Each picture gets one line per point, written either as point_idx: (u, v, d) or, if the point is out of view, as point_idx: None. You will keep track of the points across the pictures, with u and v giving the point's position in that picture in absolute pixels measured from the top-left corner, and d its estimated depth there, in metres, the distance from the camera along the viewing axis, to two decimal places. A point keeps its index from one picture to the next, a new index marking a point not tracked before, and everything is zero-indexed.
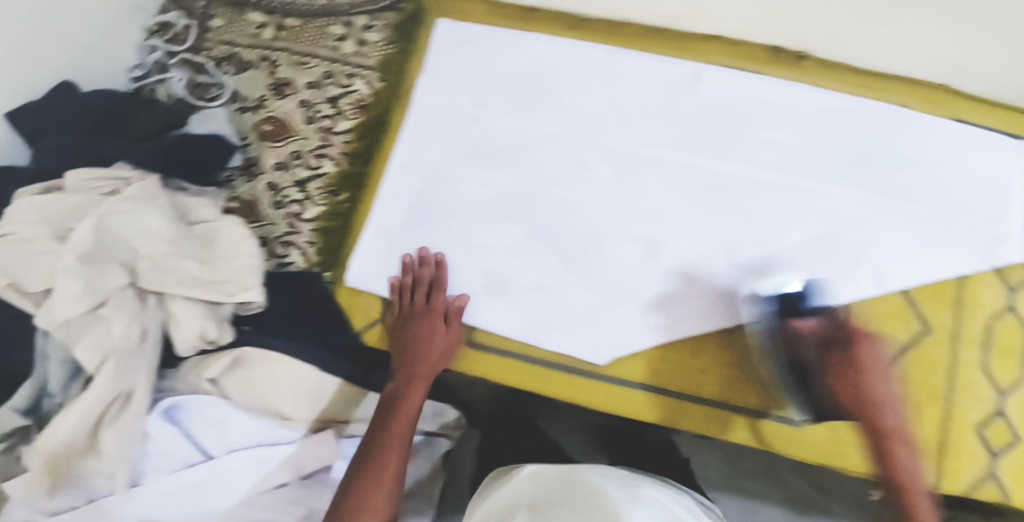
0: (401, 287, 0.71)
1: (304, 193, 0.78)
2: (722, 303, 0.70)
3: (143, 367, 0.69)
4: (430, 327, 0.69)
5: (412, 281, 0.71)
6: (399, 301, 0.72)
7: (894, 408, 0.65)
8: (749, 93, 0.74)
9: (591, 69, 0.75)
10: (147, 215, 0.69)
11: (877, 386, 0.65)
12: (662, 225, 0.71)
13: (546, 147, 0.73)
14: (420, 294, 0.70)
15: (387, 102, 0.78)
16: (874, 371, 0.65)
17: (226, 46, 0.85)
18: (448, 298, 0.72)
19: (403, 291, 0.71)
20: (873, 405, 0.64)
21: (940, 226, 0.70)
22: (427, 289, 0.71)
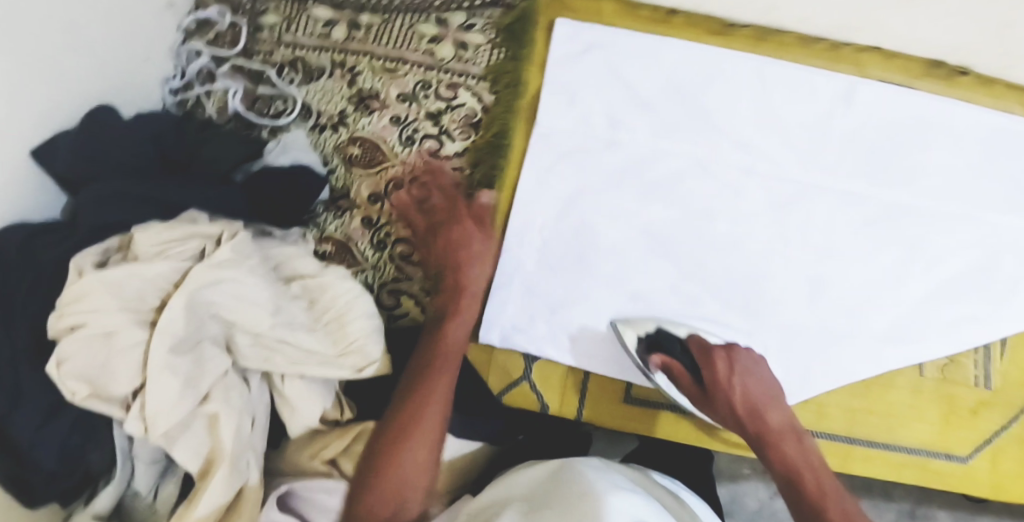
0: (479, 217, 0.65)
1: (412, 230, 0.67)
2: (892, 344, 0.66)
3: (254, 460, 0.58)
4: (471, 241, 0.65)
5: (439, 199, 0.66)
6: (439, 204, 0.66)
7: (799, 441, 0.59)
8: (913, 113, 0.67)
9: (743, 84, 0.67)
10: (246, 282, 0.56)
11: (767, 418, 0.60)
12: (826, 259, 0.66)
13: (706, 177, 0.66)
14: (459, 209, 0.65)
15: (504, 121, 0.67)
16: (766, 401, 0.60)
17: (287, 49, 0.71)
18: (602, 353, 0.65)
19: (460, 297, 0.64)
20: (779, 437, 0.59)
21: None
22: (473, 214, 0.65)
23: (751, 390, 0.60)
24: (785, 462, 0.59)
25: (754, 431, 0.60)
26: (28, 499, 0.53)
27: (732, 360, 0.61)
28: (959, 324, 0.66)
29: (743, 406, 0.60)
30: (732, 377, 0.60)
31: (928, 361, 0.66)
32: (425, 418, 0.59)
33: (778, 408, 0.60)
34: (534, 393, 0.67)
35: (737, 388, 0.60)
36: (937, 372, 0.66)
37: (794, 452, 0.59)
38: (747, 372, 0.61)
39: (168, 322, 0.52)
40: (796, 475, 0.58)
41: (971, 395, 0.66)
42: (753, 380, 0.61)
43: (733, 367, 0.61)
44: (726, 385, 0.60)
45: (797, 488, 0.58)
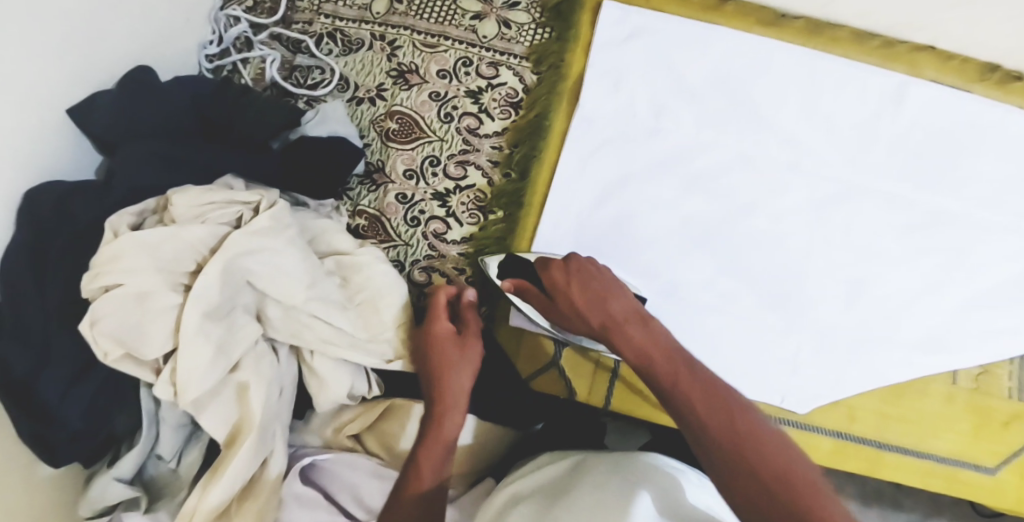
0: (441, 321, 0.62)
1: (446, 208, 0.66)
2: (927, 350, 0.65)
3: (279, 430, 0.58)
4: (448, 353, 0.59)
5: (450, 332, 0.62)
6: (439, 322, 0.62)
7: (643, 323, 0.54)
8: (961, 116, 0.66)
9: (790, 78, 0.66)
10: (283, 251, 0.56)
11: (607, 306, 0.55)
12: (865, 261, 0.65)
13: (746, 171, 0.65)
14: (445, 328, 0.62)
15: (546, 102, 0.66)
16: (605, 293, 0.56)
17: (327, 19, 0.70)
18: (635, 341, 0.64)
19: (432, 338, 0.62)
20: (626, 324, 0.54)
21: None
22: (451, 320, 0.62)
23: (588, 286, 0.56)
24: (631, 345, 0.52)
25: (598, 325, 0.55)
26: (50, 458, 0.53)
27: (574, 265, 0.58)
28: (995, 334, 0.65)
29: (585, 302, 0.56)
30: (570, 274, 0.57)
31: (961, 369, 0.65)
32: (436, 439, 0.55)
33: (620, 298, 0.56)
34: (562, 379, 0.66)
35: (573, 285, 0.57)
36: (970, 381, 0.65)
37: (648, 337, 0.52)
38: (580, 273, 0.57)
39: (203, 287, 0.51)
40: (648, 350, 0.51)
41: (1003, 407, 0.65)
42: (590, 275, 0.57)
43: (575, 269, 0.58)
44: (567, 283, 0.57)
45: (658, 371, 0.49)
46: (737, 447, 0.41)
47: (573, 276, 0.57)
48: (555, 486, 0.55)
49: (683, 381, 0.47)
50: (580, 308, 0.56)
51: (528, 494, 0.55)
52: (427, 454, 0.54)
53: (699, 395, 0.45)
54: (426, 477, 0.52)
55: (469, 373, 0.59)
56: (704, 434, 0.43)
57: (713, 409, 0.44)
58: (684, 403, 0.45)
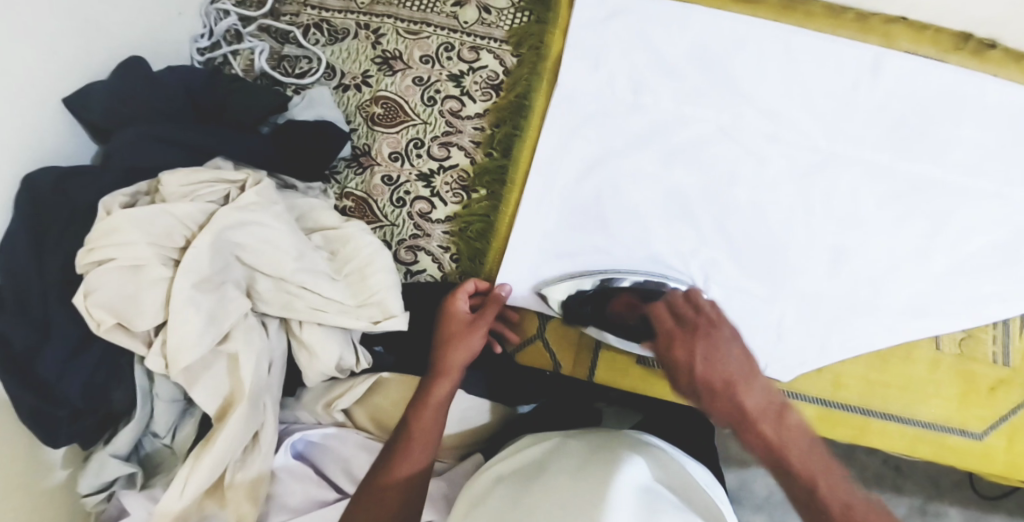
0: None
1: (430, 188, 0.68)
2: (911, 316, 0.65)
3: (269, 403, 0.59)
4: (452, 329, 0.60)
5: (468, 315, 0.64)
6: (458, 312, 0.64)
7: (780, 420, 0.47)
8: (937, 86, 0.67)
9: (766, 52, 0.67)
10: (273, 227, 0.58)
11: (740, 399, 0.48)
12: (846, 229, 0.66)
13: (725, 143, 0.66)
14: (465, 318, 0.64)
15: (526, 83, 0.68)
16: (739, 378, 0.49)
17: (313, 10, 0.72)
18: None
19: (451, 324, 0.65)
20: (762, 421, 0.47)
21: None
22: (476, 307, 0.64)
23: (695, 361, 0.50)
24: (768, 449, 0.46)
25: (727, 418, 0.49)
26: (49, 438, 0.54)
27: (701, 336, 0.52)
28: (980, 299, 0.65)
29: (704, 363, 0.50)
30: (697, 361, 0.50)
31: (944, 334, 0.66)
32: (430, 404, 0.57)
33: (751, 386, 0.49)
34: (547, 352, 0.67)
35: (699, 369, 0.50)
36: (955, 347, 0.66)
37: (774, 431, 0.47)
38: (721, 349, 0.51)
39: (193, 259, 0.54)
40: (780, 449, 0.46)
41: (989, 371, 0.66)
42: (726, 354, 0.50)
43: (701, 344, 0.51)
44: (697, 364, 0.50)
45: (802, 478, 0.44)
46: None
47: (712, 328, 0.52)
48: (522, 485, 0.54)
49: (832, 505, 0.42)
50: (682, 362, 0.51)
51: (497, 493, 0.53)
52: (420, 420, 0.56)
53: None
54: (407, 453, 0.55)
55: (470, 349, 0.59)
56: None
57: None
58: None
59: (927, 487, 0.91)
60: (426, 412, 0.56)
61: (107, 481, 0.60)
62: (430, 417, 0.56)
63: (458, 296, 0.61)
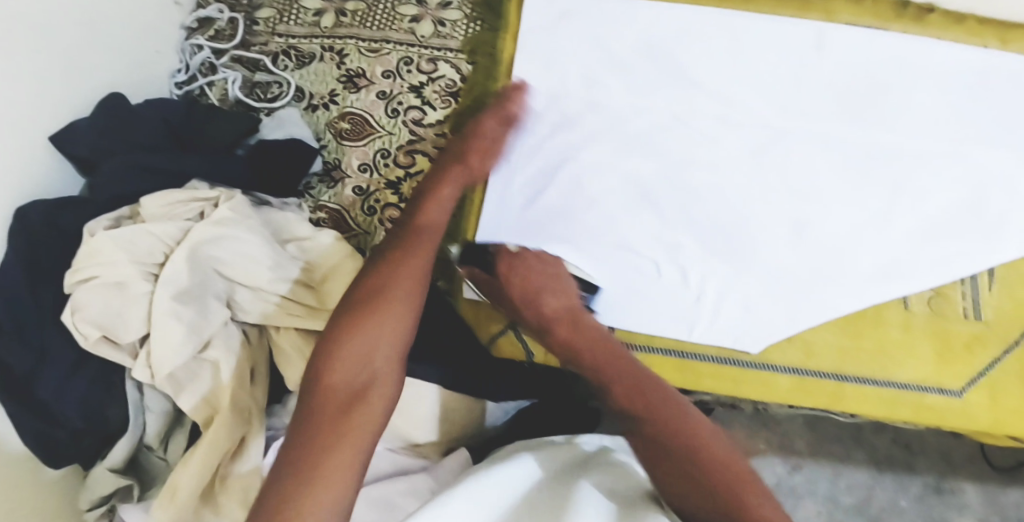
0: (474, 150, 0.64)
1: (399, 194, 0.71)
2: (879, 280, 0.66)
3: (255, 409, 0.62)
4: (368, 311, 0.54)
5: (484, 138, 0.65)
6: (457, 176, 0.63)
7: (620, 357, 0.57)
8: (880, 56, 0.69)
9: (712, 37, 0.69)
10: (244, 239, 0.61)
11: (546, 303, 0.60)
12: (805, 200, 0.67)
13: (679, 129, 0.68)
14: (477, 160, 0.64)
15: (483, 88, 0.71)
16: (569, 312, 0.60)
17: (281, 38, 0.76)
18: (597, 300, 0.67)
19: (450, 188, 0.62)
20: (561, 323, 0.59)
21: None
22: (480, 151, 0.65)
23: (557, 306, 0.60)
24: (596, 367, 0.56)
25: (555, 314, 0.60)
26: (51, 460, 0.58)
27: (518, 259, 0.64)
28: (948, 257, 0.67)
29: (547, 311, 0.60)
30: (566, 311, 0.60)
31: (913, 293, 0.66)
32: (358, 422, 0.50)
33: (556, 298, 0.61)
34: (518, 342, 0.71)
35: (546, 309, 0.60)
36: (924, 306, 0.66)
37: (654, 406, 0.53)
38: (535, 267, 0.63)
39: (172, 273, 0.58)
40: (649, 410, 0.53)
41: (960, 327, 0.66)
42: (544, 264, 0.63)
43: (518, 263, 0.63)
44: (521, 280, 0.62)
45: (653, 422, 0.52)
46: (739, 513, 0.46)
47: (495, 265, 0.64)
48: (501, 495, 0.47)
49: (698, 460, 0.49)
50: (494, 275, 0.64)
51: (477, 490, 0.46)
52: (356, 415, 0.51)
53: (690, 459, 0.49)
54: (370, 409, 0.51)
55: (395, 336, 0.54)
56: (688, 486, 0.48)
57: (712, 463, 0.49)
58: (682, 458, 0.49)
59: (941, 465, 0.92)
60: (339, 395, 0.51)
61: (106, 495, 0.63)
62: (377, 399, 0.52)
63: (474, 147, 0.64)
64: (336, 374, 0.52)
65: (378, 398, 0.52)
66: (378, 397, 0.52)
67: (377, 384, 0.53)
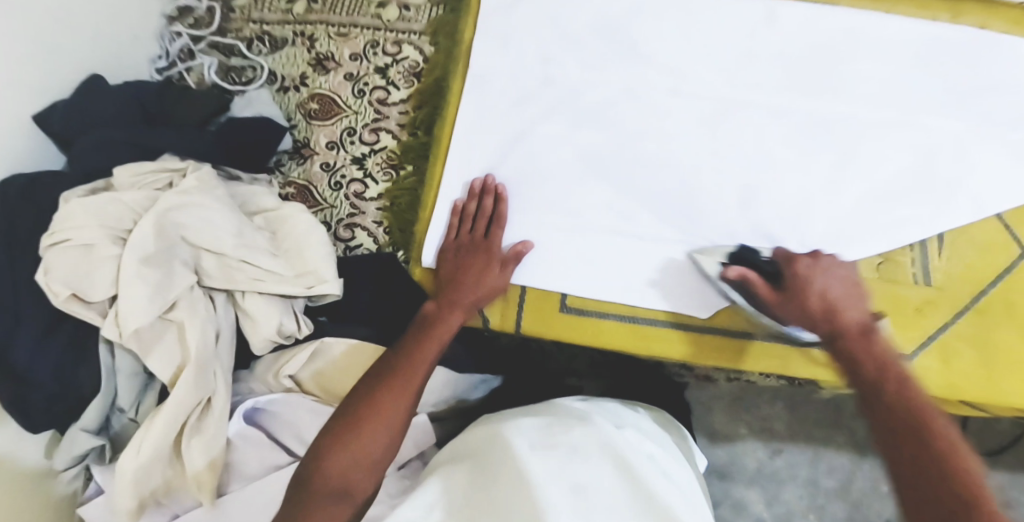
0: (460, 213, 0.68)
1: (363, 170, 0.73)
2: (828, 246, 0.67)
3: (219, 370, 0.65)
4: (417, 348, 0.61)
5: (474, 211, 0.67)
6: (456, 225, 0.68)
7: (868, 337, 0.55)
8: (831, 30, 0.71)
9: (665, 13, 0.71)
10: (211, 208, 0.64)
11: (845, 314, 0.57)
12: (755, 169, 0.68)
13: (633, 103, 0.70)
14: (478, 227, 0.67)
15: (444, 67, 0.74)
16: (841, 301, 0.58)
17: (255, 25, 0.80)
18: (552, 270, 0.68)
19: (456, 224, 0.68)
20: (853, 334, 0.55)
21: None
22: (486, 223, 0.67)
23: (829, 289, 0.58)
24: (850, 352, 0.54)
25: (836, 327, 0.56)
26: (32, 425, 0.60)
27: (816, 264, 0.60)
28: (897, 223, 0.68)
29: (818, 304, 0.57)
30: (863, 327, 0.56)
31: (862, 258, 0.68)
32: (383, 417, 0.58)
33: (853, 307, 0.57)
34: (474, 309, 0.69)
35: (818, 290, 0.58)
36: (873, 271, 0.68)
37: (896, 393, 0.50)
38: (824, 270, 0.59)
39: (139, 238, 0.60)
40: (911, 421, 0.47)
41: (910, 292, 0.68)
42: (832, 279, 0.59)
43: (820, 275, 0.59)
44: (804, 283, 0.59)
45: (923, 420, 0.47)
46: (971, 506, 0.41)
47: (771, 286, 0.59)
48: (496, 449, 0.57)
49: (934, 435, 0.46)
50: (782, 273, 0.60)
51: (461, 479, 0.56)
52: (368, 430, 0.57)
53: (907, 462, 0.45)
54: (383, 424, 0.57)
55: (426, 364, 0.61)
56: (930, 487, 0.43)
57: (934, 437, 0.46)
58: (927, 485, 0.44)
59: None
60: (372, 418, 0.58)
61: (79, 455, 0.65)
62: (393, 408, 0.58)
63: (484, 198, 0.67)
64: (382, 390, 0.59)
65: (388, 411, 0.58)
66: (398, 429, 0.58)
67: (399, 404, 0.59)
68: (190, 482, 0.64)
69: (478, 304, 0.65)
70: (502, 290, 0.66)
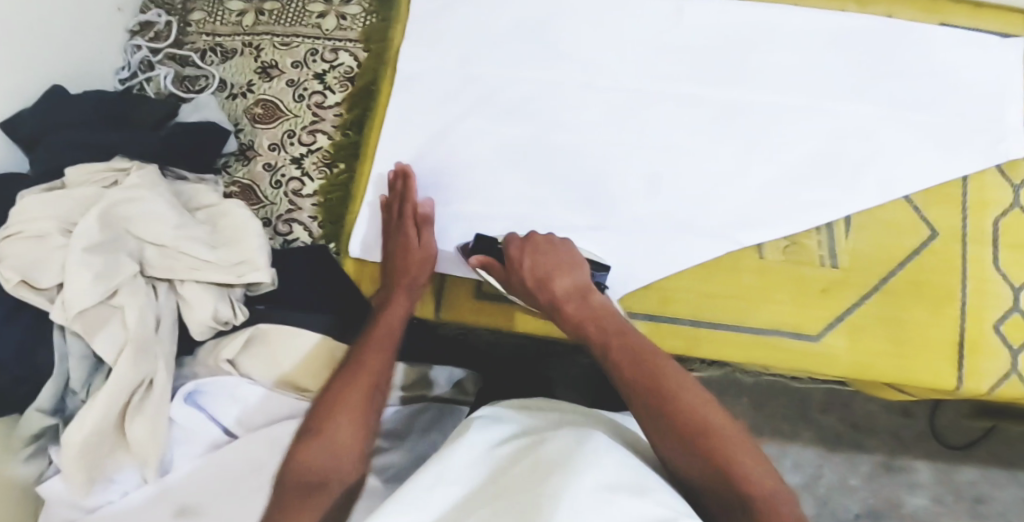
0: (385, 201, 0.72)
1: (301, 169, 0.78)
2: (738, 230, 0.69)
3: (160, 353, 0.70)
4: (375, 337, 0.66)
5: (389, 196, 0.72)
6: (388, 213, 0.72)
7: (583, 300, 0.63)
8: (738, 24, 0.74)
9: (580, 14, 0.75)
10: (153, 202, 0.70)
11: (554, 286, 0.64)
12: (664, 157, 0.71)
13: (549, 98, 0.74)
14: (396, 207, 0.71)
15: (375, 71, 0.78)
16: (552, 272, 0.64)
17: (209, 37, 0.86)
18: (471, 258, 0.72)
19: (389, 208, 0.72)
20: (570, 303, 0.63)
21: (948, 127, 0.72)
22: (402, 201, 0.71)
23: (550, 262, 0.65)
24: (586, 322, 0.62)
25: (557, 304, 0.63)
26: None
27: (526, 247, 0.66)
28: (805, 207, 0.70)
29: (533, 279, 0.64)
30: (603, 307, 0.63)
31: (767, 242, 0.69)
32: (347, 404, 0.61)
33: (570, 274, 0.64)
34: None
35: (530, 267, 0.64)
36: (779, 254, 0.69)
37: (665, 398, 0.56)
38: (537, 251, 0.65)
39: (84, 229, 0.66)
40: (669, 409, 0.55)
41: (818, 274, 0.69)
42: (553, 255, 0.65)
43: (527, 253, 0.65)
44: (520, 265, 0.65)
45: (669, 412, 0.55)
46: (726, 472, 0.52)
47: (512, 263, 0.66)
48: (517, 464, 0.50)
49: (691, 412, 0.55)
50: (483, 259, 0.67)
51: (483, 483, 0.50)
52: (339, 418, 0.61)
53: (697, 445, 0.53)
54: (353, 410, 0.61)
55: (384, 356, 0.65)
56: (693, 467, 0.53)
57: (698, 435, 0.54)
58: (695, 447, 0.53)
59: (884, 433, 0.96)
60: (340, 406, 0.61)
61: (38, 434, 0.71)
62: (357, 395, 0.62)
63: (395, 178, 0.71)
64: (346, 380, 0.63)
65: (352, 400, 0.62)
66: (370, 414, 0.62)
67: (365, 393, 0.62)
68: (133, 454, 0.70)
69: (420, 280, 0.69)
70: (433, 255, 0.70)
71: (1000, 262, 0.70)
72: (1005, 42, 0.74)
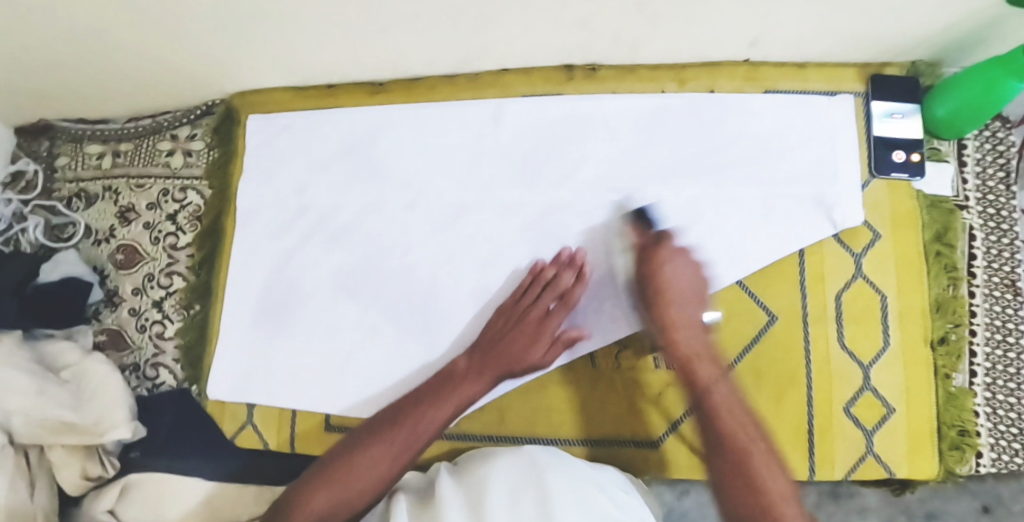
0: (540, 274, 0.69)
1: (162, 312, 0.80)
2: (568, 338, 0.70)
3: (39, 513, 0.73)
4: (433, 415, 0.64)
5: (552, 276, 0.69)
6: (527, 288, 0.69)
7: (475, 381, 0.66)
8: (556, 120, 0.74)
9: (401, 132, 0.76)
10: (10, 373, 0.71)
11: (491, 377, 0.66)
12: (488, 269, 0.73)
13: (376, 220, 0.75)
14: (548, 296, 0.68)
15: (219, 207, 0.81)
16: (519, 359, 0.67)
17: (73, 184, 0.87)
18: (321, 389, 0.74)
19: (531, 292, 0.69)
20: (466, 380, 0.66)
21: (782, 201, 0.70)
22: (555, 293, 0.68)
23: (516, 345, 0.67)
24: (440, 385, 0.66)
25: (473, 373, 0.67)
26: None
27: (532, 313, 0.68)
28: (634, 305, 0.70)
29: (507, 360, 0.67)
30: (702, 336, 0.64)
31: (598, 351, 0.70)
32: (349, 470, 0.61)
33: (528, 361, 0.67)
34: (258, 433, 0.76)
35: (510, 345, 0.67)
36: (609, 362, 0.70)
37: (721, 417, 0.61)
38: (527, 322, 0.68)
39: None
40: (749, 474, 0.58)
41: (653, 377, 0.70)
42: (533, 327, 0.67)
43: (527, 322, 0.67)
44: (505, 335, 0.68)
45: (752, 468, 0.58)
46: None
47: (506, 316, 0.69)
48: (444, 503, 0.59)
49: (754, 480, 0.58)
50: (503, 320, 0.69)
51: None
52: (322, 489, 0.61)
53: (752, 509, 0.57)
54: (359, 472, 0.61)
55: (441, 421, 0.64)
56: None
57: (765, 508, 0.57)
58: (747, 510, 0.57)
59: None
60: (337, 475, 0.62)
61: None
62: (371, 457, 0.62)
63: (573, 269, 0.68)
64: (375, 440, 0.63)
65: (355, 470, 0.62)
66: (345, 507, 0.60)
67: (362, 478, 0.61)
68: None
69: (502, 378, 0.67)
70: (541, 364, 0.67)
71: (845, 338, 0.68)
72: (834, 99, 0.72)
